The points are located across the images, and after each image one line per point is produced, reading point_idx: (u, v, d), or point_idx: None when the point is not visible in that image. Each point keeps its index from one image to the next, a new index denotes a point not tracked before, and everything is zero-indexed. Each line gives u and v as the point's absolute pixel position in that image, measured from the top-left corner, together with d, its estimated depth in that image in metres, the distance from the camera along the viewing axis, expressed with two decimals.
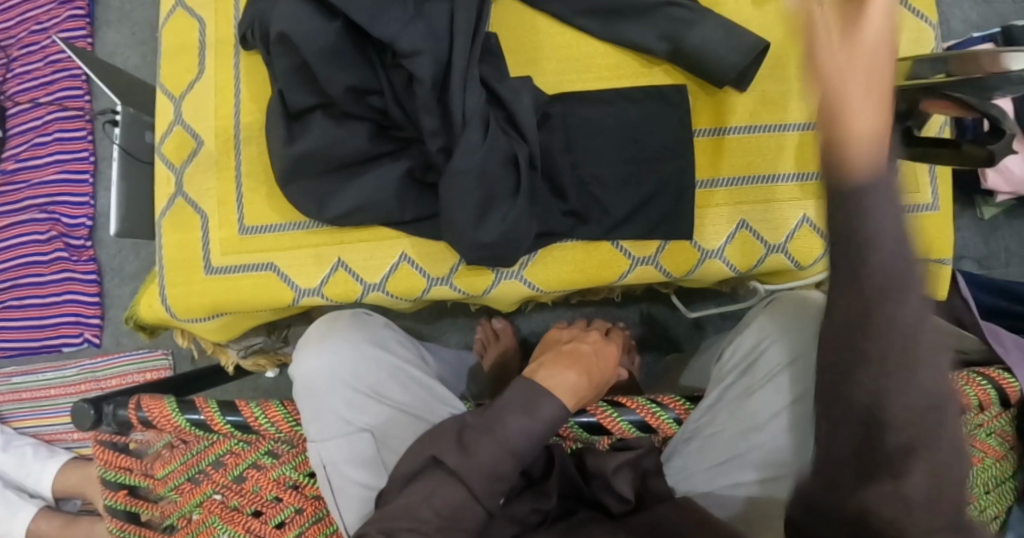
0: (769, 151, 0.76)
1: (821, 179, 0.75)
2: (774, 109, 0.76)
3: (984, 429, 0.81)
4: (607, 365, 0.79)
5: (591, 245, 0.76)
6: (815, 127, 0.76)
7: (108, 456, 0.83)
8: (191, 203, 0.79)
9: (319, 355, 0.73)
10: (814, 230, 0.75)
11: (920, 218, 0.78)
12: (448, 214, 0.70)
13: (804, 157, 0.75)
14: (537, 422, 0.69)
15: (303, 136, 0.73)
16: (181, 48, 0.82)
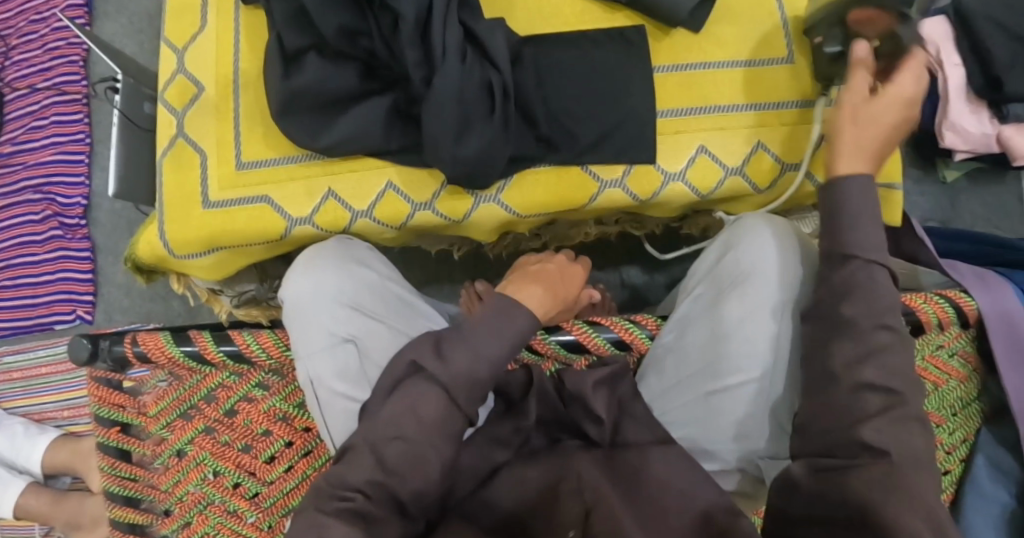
0: (724, 85, 0.82)
1: (770, 110, 0.82)
2: (729, 47, 0.83)
3: (946, 351, 0.85)
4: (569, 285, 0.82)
5: (563, 171, 0.82)
6: (764, 63, 0.82)
7: (102, 393, 0.84)
8: (190, 143, 0.83)
9: (305, 276, 0.76)
10: (769, 155, 0.82)
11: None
12: (427, 134, 0.76)
13: (756, 90, 0.82)
14: (513, 333, 0.71)
15: (297, 73, 0.78)
16: (185, 7, 0.88)
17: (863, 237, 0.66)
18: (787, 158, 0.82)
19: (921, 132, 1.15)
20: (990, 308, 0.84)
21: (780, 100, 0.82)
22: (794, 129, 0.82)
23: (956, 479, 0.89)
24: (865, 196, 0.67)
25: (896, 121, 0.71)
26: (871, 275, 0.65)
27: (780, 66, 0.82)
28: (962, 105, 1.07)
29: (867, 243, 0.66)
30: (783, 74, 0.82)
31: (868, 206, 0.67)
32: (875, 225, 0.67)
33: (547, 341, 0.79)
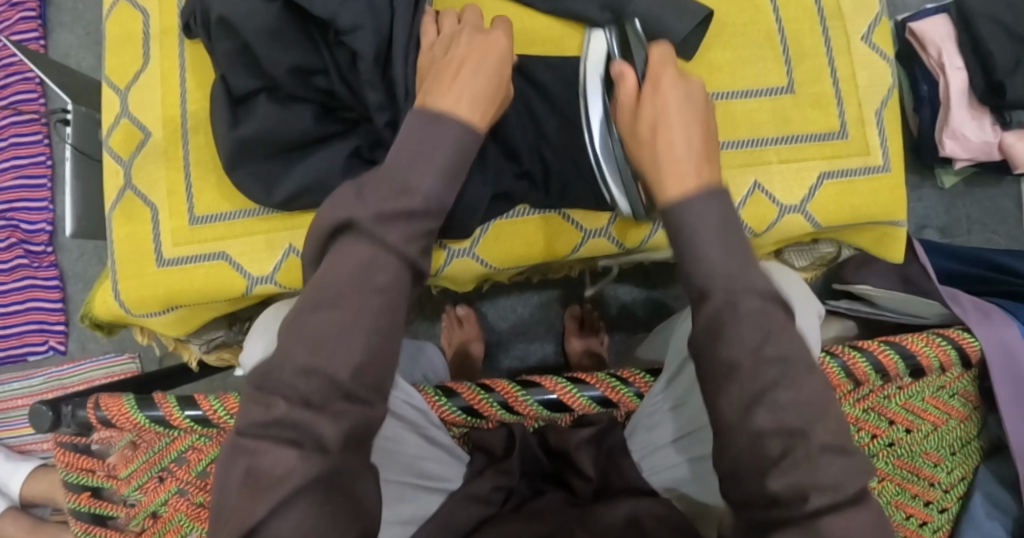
0: (717, 120, 0.77)
1: (769, 146, 0.77)
2: (722, 76, 0.77)
3: (947, 391, 0.82)
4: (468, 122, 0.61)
5: (539, 219, 0.77)
6: (764, 93, 0.77)
7: (70, 458, 0.81)
8: (140, 195, 0.78)
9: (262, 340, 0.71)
10: (767, 198, 0.77)
11: (871, 181, 0.77)
12: None
13: (751, 123, 0.77)
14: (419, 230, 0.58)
15: (248, 118, 0.73)
16: (125, 40, 0.81)
17: (715, 260, 0.57)
18: (786, 200, 0.76)
19: (920, 138, 1.09)
20: (993, 346, 0.81)
21: (778, 134, 0.77)
22: (794, 167, 0.77)
23: (954, 516, 0.86)
24: (704, 221, 0.58)
25: (697, 147, 0.62)
26: (733, 309, 0.55)
27: (782, 96, 0.77)
28: (964, 112, 1.02)
29: (717, 270, 0.57)
30: (785, 104, 0.77)
31: (720, 236, 0.58)
32: (731, 255, 0.57)
33: (528, 401, 0.75)
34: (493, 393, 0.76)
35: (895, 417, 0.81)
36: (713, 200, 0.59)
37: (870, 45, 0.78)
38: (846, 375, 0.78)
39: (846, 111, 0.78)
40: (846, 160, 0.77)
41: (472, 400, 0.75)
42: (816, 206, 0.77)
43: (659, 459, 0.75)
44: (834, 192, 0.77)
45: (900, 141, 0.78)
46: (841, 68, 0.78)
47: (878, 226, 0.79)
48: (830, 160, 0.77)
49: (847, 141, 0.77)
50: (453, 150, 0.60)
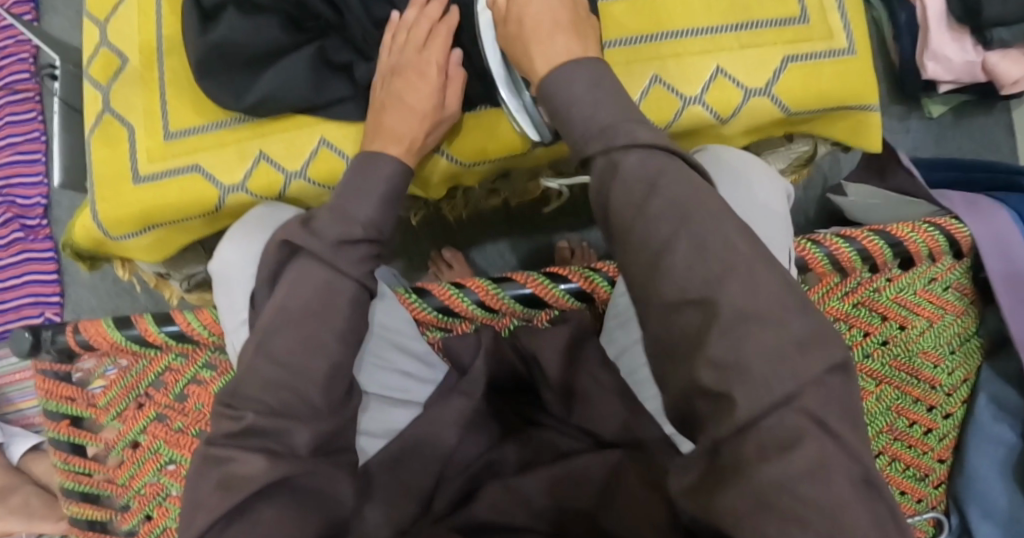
0: (676, 10, 0.76)
1: (728, 33, 0.76)
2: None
3: (940, 284, 0.79)
4: (422, 92, 0.70)
5: (501, 114, 0.74)
6: None
7: (50, 385, 0.81)
8: (118, 118, 0.80)
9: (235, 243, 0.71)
10: (729, 81, 0.75)
11: (837, 63, 0.75)
12: (383, 84, 0.72)
13: (712, 11, 0.76)
14: (382, 196, 0.67)
15: (216, 27, 0.74)
16: None
17: (589, 116, 0.59)
18: (750, 83, 0.75)
19: (902, 68, 1.08)
20: (985, 235, 0.77)
21: (736, 22, 0.76)
22: (756, 52, 0.75)
23: (960, 422, 0.83)
24: (573, 88, 0.61)
25: (562, 22, 0.65)
26: (614, 168, 0.57)
27: None
28: (943, 34, 1.01)
29: (591, 131, 0.59)
30: None
31: (590, 96, 0.60)
32: (602, 110, 0.59)
33: (500, 295, 0.73)
34: (467, 292, 0.74)
35: (886, 312, 0.78)
36: (582, 66, 0.62)
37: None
38: (829, 262, 0.75)
39: None
40: (810, 43, 0.75)
41: (445, 298, 0.74)
42: (781, 89, 0.75)
43: (629, 360, 0.74)
44: (799, 75, 0.75)
45: (863, 26, 0.77)
46: None
47: (848, 113, 0.78)
48: (793, 44, 0.75)
49: (809, 26, 0.76)
50: (419, 97, 0.70)
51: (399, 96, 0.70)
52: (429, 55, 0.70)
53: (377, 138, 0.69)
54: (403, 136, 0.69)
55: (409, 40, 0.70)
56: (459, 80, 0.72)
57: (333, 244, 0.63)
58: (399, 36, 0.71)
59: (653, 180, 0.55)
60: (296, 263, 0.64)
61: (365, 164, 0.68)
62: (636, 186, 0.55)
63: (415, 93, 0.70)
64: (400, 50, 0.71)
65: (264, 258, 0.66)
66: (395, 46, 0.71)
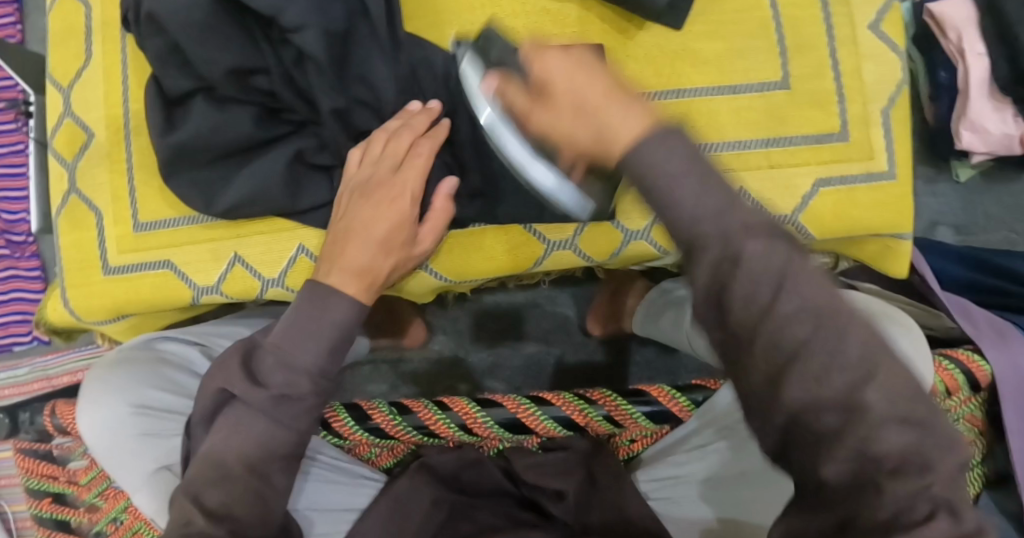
0: (718, 115, 0.69)
1: (757, 149, 0.69)
2: (708, 69, 0.69)
3: (952, 415, 0.75)
4: (394, 221, 0.65)
5: (501, 229, 0.71)
6: (755, 89, 0.69)
7: (29, 464, 0.81)
8: (85, 200, 0.76)
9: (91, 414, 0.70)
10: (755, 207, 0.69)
11: (876, 188, 0.69)
12: (347, 199, 0.67)
13: (743, 121, 0.69)
14: (331, 340, 0.60)
15: (183, 122, 0.68)
16: (70, 31, 0.78)
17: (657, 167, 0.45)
18: (776, 211, 0.69)
19: (936, 129, 1.00)
20: (1006, 370, 0.74)
21: (769, 136, 0.69)
22: (786, 173, 0.69)
23: None
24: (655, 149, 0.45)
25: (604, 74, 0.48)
26: (735, 260, 0.43)
27: (776, 92, 0.69)
28: (985, 103, 0.93)
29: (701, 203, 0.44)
30: (779, 101, 0.69)
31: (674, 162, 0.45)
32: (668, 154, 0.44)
33: (488, 423, 0.71)
34: (450, 412, 0.72)
35: None
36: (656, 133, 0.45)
37: (878, 35, 0.70)
38: (966, 380, 0.74)
39: (848, 109, 0.69)
40: (847, 164, 0.69)
41: (427, 419, 0.72)
42: (809, 217, 0.69)
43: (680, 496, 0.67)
44: (830, 201, 0.69)
45: (910, 142, 0.70)
46: (844, 61, 0.70)
47: (880, 238, 0.72)
48: (828, 164, 0.69)
49: (849, 144, 0.69)
50: (388, 226, 0.65)
51: (364, 223, 0.65)
52: (404, 179, 0.66)
53: (334, 273, 0.63)
54: (364, 268, 0.64)
55: (383, 159, 0.66)
56: (444, 214, 0.68)
57: (274, 396, 0.58)
58: (372, 148, 0.67)
59: (781, 277, 0.43)
60: (231, 410, 0.59)
61: (318, 299, 0.61)
62: (763, 280, 0.43)
63: (385, 221, 0.65)
64: (374, 164, 0.67)
65: (206, 391, 0.62)
66: (367, 158, 0.67)
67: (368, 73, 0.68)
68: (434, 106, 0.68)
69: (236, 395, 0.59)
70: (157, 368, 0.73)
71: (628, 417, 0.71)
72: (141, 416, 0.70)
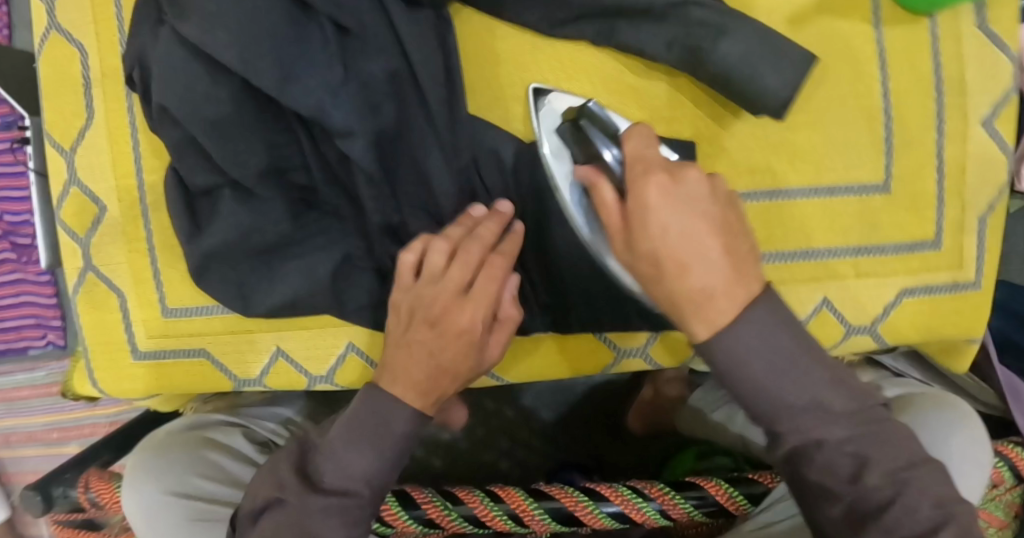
0: (808, 218, 0.64)
1: (845, 257, 0.64)
2: (805, 165, 0.63)
3: (993, 502, 0.74)
4: (459, 345, 0.58)
5: (569, 337, 0.66)
6: (854, 191, 0.64)
7: (68, 533, 0.79)
8: (102, 277, 0.71)
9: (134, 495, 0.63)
10: (833, 316, 0.65)
11: (957, 299, 0.65)
12: (402, 302, 0.60)
13: (831, 226, 0.64)
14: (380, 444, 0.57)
15: (211, 221, 0.62)
16: (63, 86, 0.70)
17: (762, 388, 0.47)
18: (856, 320, 0.65)
19: None
20: None
21: (858, 244, 0.64)
22: (869, 283, 0.65)
23: None
24: (765, 353, 0.47)
25: (720, 220, 0.47)
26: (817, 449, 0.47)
27: (875, 195, 0.64)
28: None
29: (784, 405, 0.47)
30: (875, 205, 0.64)
31: (768, 353, 0.47)
32: (787, 381, 0.47)
33: (541, 516, 0.71)
34: (502, 503, 0.71)
35: None
36: (768, 316, 0.47)
37: (990, 133, 0.64)
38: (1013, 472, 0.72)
39: (946, 214, 0.64)
40: (935, 274, 0.65)
41: (478, 510, 0.71)
42: (889, 327, 0.65)
43: None
44: (913, 311, 0.65)
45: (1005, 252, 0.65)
46: (952, 161, 0.64)
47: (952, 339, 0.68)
48: (916, 273, 0.65)
49: (939, 253, 0.65)
50: (454, 350, 0.58)
51: (426, 343, 0.58)
52: (477, 293, 0.59)
53: (399, 385, 0.58)
54: (427, 389, 0.58)
55: (451, 274, 0.59)
56: (512, 322, 0.61)
57: (335, 504, 0.55)
58: (434, 255, 0.59)
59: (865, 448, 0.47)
60: (275, 515, 0.56)
61: (378, 421, 0.57)
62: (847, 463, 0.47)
63: (451, 344, 0.58)
64: (437, 279, 0.59)
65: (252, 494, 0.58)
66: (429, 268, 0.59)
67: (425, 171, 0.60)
68: (504, 209, 0.61)
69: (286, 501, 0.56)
70: (199, 451, 0.66)
71: (682, 510, 0.70)
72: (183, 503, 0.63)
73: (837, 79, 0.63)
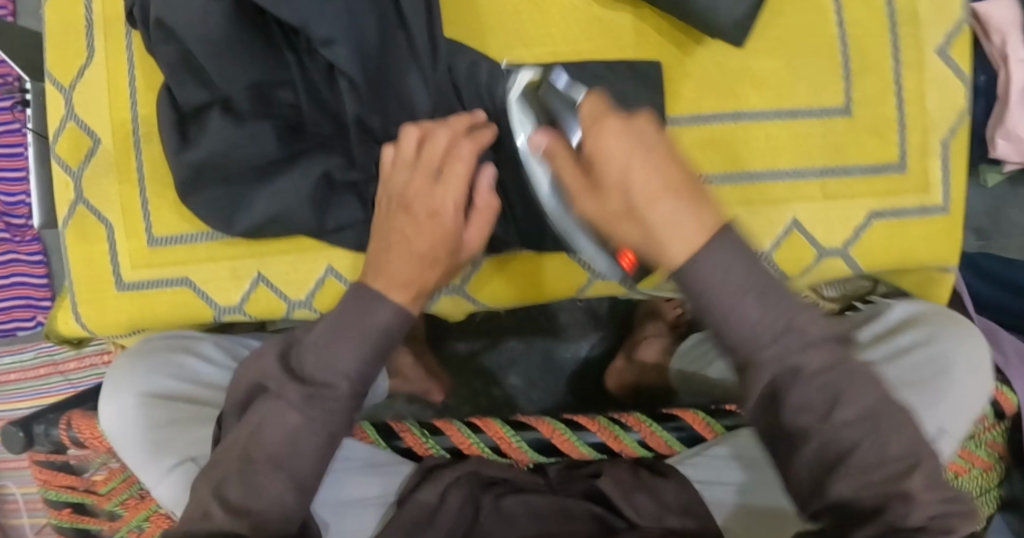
0: (774, 141, 0.66)
1: (811, 179, 0.66)
2: (767, 91, 0.66)
3: (976, 441, 0.74)
4: (432, 237, 0.62)
5: (544, 256, 0.70)
6: (817, 115, 0.66)
7: (47, 475, 0.80)
8: (93, 210, 0.72)
9: (112, 403, 0.66)
10: (802, 238, 0.67)
11: (926, 222, 0.67)
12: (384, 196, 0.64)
13: (796, 149, 0.66)
14: (365, 343, 0.59)
15: (198, 139, 0.65)
16: (68, 29, 0.73)
17: (736, 325, 0.47)
18: (827, 243, 0.67)
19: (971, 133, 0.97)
20: None
21: (824, 165, 0.66)
22: (838, 205, 0.66)
23: None
24: (729, 270, 0.47)
25: (675, 173, 0.47)
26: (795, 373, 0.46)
27: (837, 119, 0.66)
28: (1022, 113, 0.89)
29: (757, 335, 0.47)
30: (838, 130, 0.66)
31: (741, 282, 0.47)
32: (757, 308, 0.47)
33: (521, 445, 0.71)
34: (482, 434, 0.72)
35: None
36: (725, 246, 0.47)
37: (945, 60, 0.66)
38: (992, 409, 0.73)
39: (908, 140, 0.67)
40: (901, 198, 0.67)
41: (458, 442, 0.72)
42: (860, 250, 0.67)
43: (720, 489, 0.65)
44: (882, 235, 0.67)
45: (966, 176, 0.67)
46: (910, 89, 0.66)
47: (925, 270, 0.70)
48: (882, 197, 0.67)
49: (904, 176, 0.67)
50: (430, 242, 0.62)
51: (405, 236, 0.61)
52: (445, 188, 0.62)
53: (381, 275, 0.61)
54: (409, 279, 0.61)
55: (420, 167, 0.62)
56: (489, 208, 0.64)
57: (310, 394, 0.58)
58: (404, 155, 0.63)
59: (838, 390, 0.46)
60: (259, 400, 0.60)
61: (361, 308, 0.59)
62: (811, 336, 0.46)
63: (424, 237, 0.62)
64: (407, 175, 0.62)
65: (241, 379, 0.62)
66: (400, 164, 0.62)
67: (406, 90, 0.64)
68: (479, 116, 0.65)
69: (269, 388, 0.60)
70: (171, 364, 0.68)
71: (662, 441, 0.71)
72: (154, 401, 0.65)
73: (800, 7, 0.66)
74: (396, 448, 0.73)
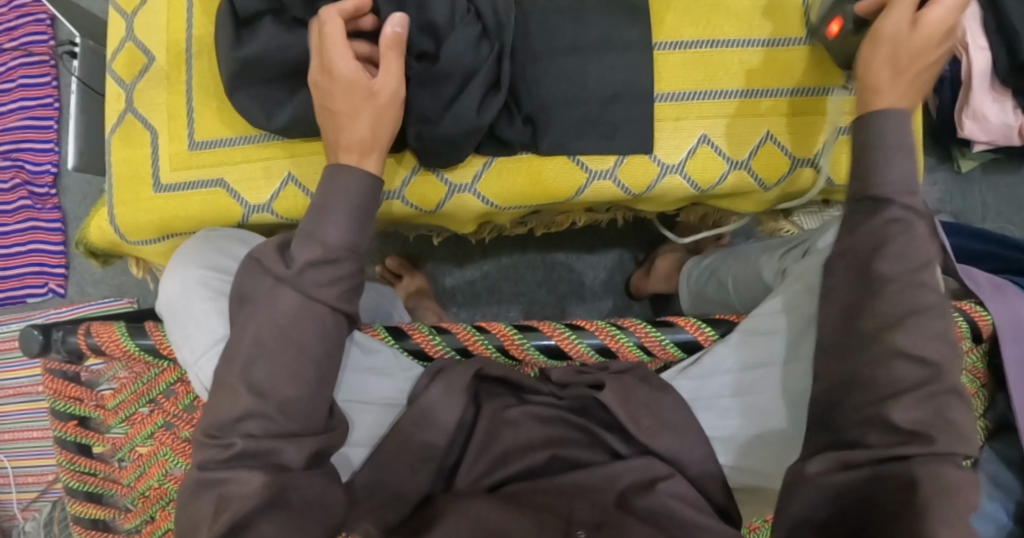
0: (745, 63, 0.76)
1: (780, 97, 0.76)
2: (738, 21, 0.76)
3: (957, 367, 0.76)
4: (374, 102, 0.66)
5: (546, 159, 0.76)
6: (781, 43, 0.76)
7: (57, 385, 0.79)
8: (140, 118, 0.78)
9: (175, 280, 0.69)
10: (776, 148, 0.76)
11: None
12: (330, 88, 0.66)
13: (767, 71, 0.76)
14: (351, 214, 0.64)
15: (251, 39, 0.70)
16: None
17: (886, 170, 0.61)
18: (798, 153, 0.77)
19: (938, 120, 1.06)
20: (1006, 319, 0.76)
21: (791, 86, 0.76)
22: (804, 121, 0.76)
23: None
24: (898, 133, 0.63)
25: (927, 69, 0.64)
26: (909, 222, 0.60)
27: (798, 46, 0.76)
28: (985, 92, 0.98)
29: (898, 180, 0.61)
30: (799, 55, 0.76)
31: (897, 142, 0.62)
32: (906, 164, 0.62)
33: (525, 345, 0.73)
34: (489, 335, 0.74)
35: None
36: (902, 118, 0.63)
37: None
38: (970, 329, 0.76)
39: None
40: None
41: (467, 341, 0.74)
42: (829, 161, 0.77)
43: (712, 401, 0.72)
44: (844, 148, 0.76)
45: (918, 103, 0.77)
46: None
47: None
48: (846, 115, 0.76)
49: None
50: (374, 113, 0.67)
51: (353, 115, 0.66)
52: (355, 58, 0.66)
53: (347, 152, 0.66)
54: (367, 143, 0.66)
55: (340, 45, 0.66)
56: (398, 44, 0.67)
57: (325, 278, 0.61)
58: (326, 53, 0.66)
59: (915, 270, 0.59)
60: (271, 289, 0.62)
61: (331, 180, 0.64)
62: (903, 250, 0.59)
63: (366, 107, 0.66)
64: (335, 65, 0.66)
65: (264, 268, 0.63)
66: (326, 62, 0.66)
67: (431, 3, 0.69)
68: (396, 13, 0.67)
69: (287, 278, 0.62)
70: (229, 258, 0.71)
71: (658, 344, 0.73)
72: (212, 280, 0.69)
73: None
74: (407, 348, 0.75)
